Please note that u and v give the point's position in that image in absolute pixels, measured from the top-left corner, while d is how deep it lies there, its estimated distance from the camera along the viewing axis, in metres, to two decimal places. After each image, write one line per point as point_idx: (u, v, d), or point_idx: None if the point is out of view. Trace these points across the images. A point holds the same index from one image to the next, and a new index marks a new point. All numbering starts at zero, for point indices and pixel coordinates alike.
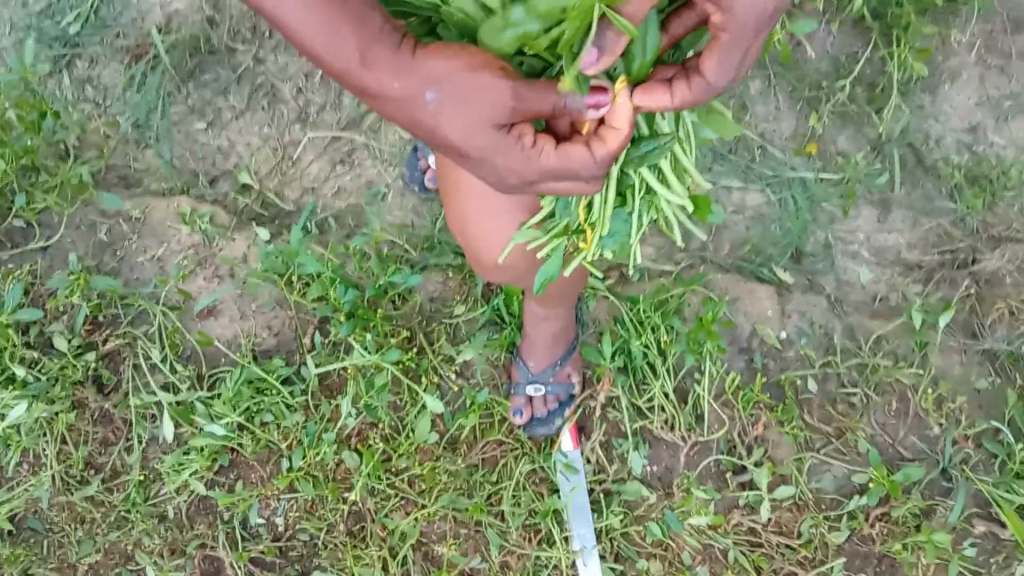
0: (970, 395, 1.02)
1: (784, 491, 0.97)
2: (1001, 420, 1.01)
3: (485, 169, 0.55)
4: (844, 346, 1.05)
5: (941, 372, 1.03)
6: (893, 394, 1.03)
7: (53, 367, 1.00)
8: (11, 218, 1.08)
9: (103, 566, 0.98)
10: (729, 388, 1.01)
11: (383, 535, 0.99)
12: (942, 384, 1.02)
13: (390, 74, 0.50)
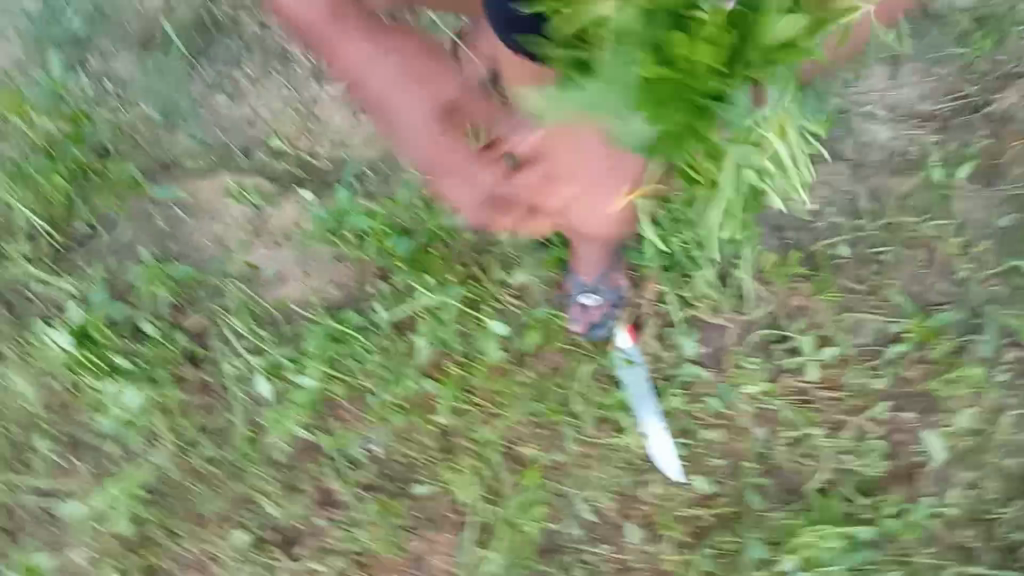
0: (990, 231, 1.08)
1: (829, 350, 1.08)
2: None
3: (501, 133, 0.81)
4: (871, 208, 1.12)
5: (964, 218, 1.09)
6: (921, 244, 1.10)
7: (150, 351, 1.11)
8: (75, 223, 1.17)
9: (230, 512, 1.07)
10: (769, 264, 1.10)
11: (471, 447, 1.09)
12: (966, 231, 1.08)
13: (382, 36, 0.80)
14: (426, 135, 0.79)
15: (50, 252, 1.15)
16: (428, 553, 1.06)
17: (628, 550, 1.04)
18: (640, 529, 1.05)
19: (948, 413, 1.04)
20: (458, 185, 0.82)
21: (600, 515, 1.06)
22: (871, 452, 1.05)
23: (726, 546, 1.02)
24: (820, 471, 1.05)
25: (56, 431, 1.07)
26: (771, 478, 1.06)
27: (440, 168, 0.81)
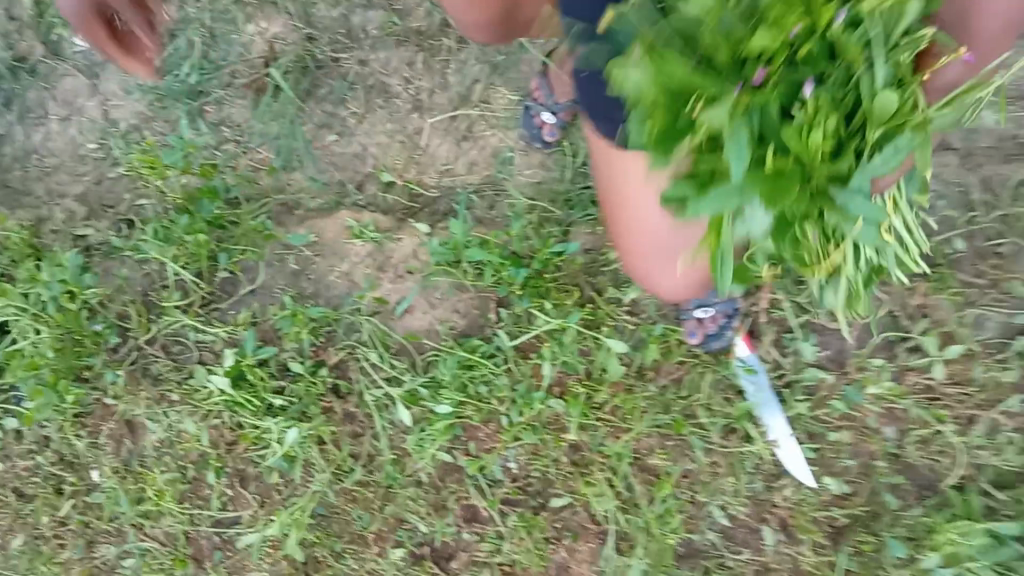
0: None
1: (952, 351, 1.09)
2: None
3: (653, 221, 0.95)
4: (984, 199, 1.12)
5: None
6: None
7: (300, 389, 1.20)
8: (218, 273, 1.26)
9: (385, 531, 1.19)
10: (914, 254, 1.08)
11: (603, 460, 1.16)
12: None
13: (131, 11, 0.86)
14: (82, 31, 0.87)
15: (199, 302, 1.25)
16: (572, 560, 1.16)
17: (763, 551, 1.12)
18: (776, 532, 1.11)
19: None
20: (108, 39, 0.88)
21: (733, 519, 1.13)
22: (1005, 445, 1.08)
23: (860, 539, 1.09)
24: (953, 469, 1.09)
25: (227, 465, 1.21)
26: (902, 476, 1.10)
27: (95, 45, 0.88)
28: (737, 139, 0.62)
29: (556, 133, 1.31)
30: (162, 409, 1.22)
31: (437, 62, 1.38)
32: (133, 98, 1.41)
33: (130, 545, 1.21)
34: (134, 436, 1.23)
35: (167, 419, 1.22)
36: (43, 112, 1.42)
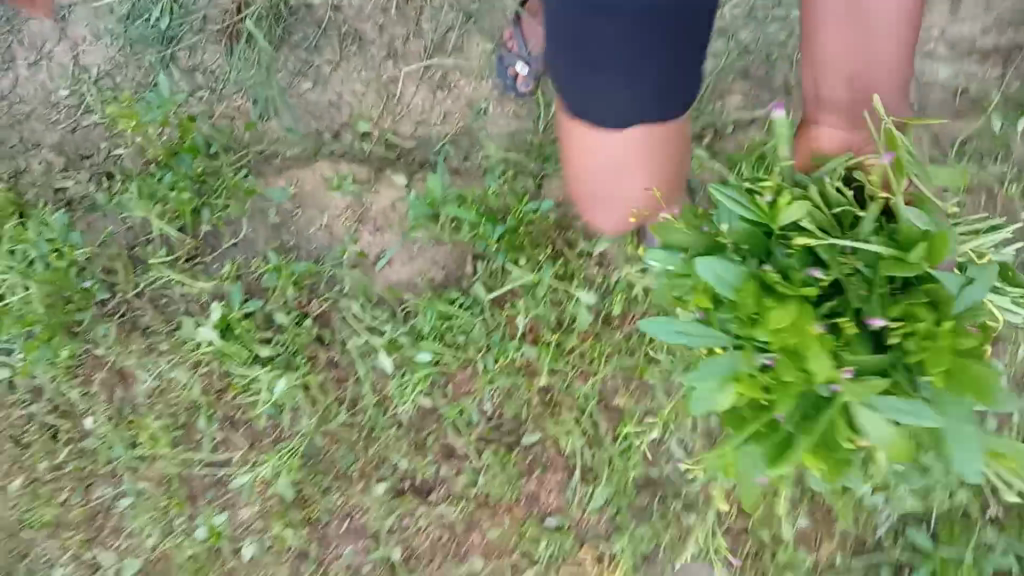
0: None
1: None
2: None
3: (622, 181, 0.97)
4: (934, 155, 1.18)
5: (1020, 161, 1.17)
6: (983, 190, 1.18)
7: (287, 339, 1.26)
8: (202, 226, 1.31)
9: (369, 469, 1.27)
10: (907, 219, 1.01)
11: (571, 402, 1.24)
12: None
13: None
14: None
15: (184, 257, 1.30)
16: (541, 492, 1.25)
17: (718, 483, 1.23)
18: None
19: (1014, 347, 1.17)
20: None
21: (691, 454, 1.22)
22: None
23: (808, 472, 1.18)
24: None
25: (217, 411, 1.28)
26: (906, 466, 1.01)
27: None
28: (890, 406, 0.66)
29: (529, 84, 1.31)
30: (152, 358, 1.28)
31: (412, 9, 1.37)
32: (104, 44, 1.41)
33: (126, 486, 1.28)
34: (125, 385, 1.30)
35: (157, 368, 1.28)
36: (12, 57, 1.42)
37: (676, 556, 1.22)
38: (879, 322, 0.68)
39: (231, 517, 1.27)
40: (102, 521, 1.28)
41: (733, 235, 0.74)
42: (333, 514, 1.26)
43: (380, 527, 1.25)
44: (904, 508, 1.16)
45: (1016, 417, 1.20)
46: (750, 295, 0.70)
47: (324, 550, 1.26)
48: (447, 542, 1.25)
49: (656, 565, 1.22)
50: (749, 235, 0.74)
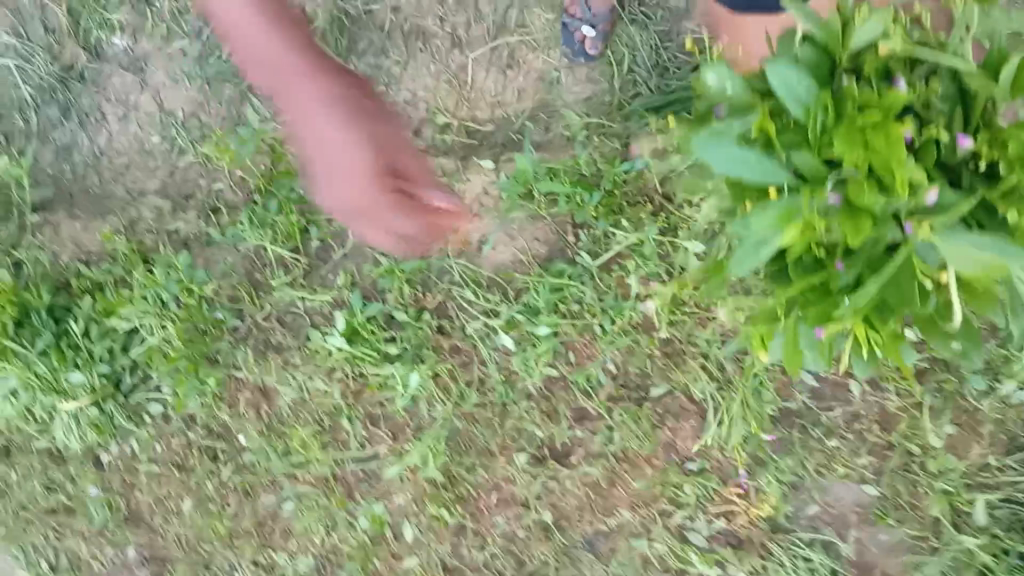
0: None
1: None
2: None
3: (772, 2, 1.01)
4: None
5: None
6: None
7: (411, 335, 1.32)
8: (311, 242, 1.37)
9: (509, 441, 1.35)
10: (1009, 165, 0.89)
11: (695, 349, 1.31)
12: None
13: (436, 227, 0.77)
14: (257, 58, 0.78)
15: (301, 275, 1.37)
16: (677, 439, 1.34)
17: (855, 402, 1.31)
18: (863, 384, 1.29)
19: None
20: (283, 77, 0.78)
21: (821, 380, 1.29)
22: None
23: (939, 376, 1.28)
24: None
25: (358, 411, 1.37)
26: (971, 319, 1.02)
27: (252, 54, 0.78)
28: (969, 240, 0.73)
29: (597, 46, 1.31)
30: (288, 371, 1.37)
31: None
32: (183, 86, 1.46)
33: (287, 491, 1.38)
34: (270, 400, 1.40)
35: (296, 379, 1.37)
36: (102, 113, 1.48)
37: (821, 478, 1.31)
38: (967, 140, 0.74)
39: (387, 504, 1.38)
40: (271, 525, 1.39)
41: (805, 61, 0.80)
42: (481, 489, 1.36)
43: (528, 493, 1.35)
44: None
45: None
46: (822, 114, 0.77)
47: (480, 521, 1.36)
48: (592, 497, 1.35)
49: (801, 489, 1.32)
50: (813, 65, 0.80)
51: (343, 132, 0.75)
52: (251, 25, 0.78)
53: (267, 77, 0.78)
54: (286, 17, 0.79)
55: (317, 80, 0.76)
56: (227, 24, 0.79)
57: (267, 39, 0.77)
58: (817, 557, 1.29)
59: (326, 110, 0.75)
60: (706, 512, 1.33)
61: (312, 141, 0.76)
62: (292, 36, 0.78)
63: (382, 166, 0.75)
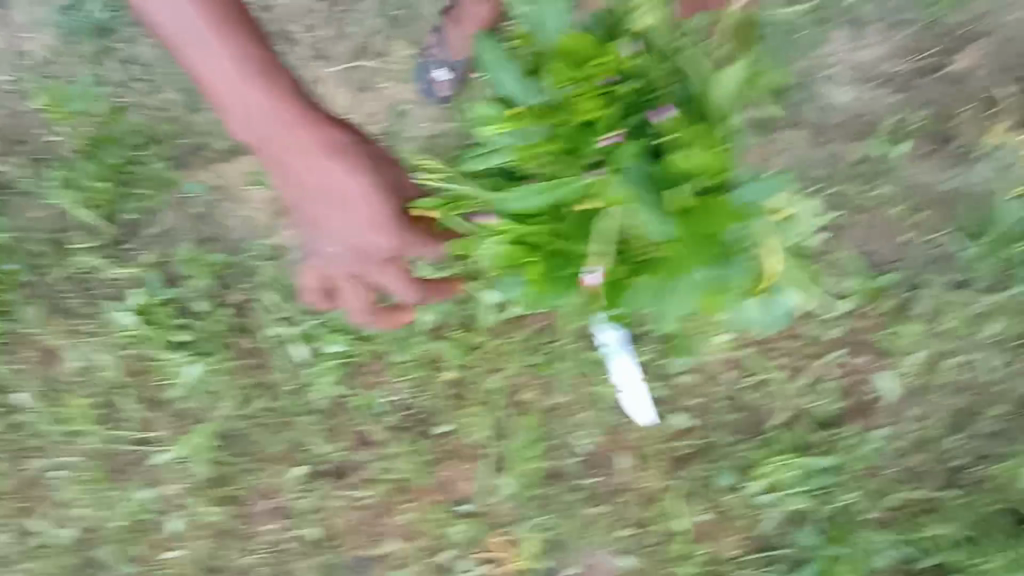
0: (935, 195, 1.25)
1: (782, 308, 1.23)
2: (959, 223, 1.24)
3: None
4: (832, 174, 1.26)
5: (907, 182, 1.25)
6: (871, 210, 1.26)
7: (202, 326, 1.33)
8: (125, 213, 1.37)
9: (288, 452, 1.35)
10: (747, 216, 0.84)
11: (479, 394, 1.32)
12: (915, 193, 1.25)
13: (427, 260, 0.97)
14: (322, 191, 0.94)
15: (109, 243, 1.36)
16: (454, 480, 1.34)
17: (617, 475, 1.31)
18: (629, 459, 1.31)
19: (888, 365, 1.27)
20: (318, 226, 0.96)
21: (593, 449, 1.31)
22: (826, 389, 1.28)
23: (706, 472, 1.29)
24: (780, 408, 1.29)
25: (139, 392, 1.36)
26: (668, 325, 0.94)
27: (279, 133, 0.94)
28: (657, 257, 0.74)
29: (448, 91, 1.34)
30: (77, 341, 1.35)
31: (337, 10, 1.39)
32: (40, 32, 1.37)
33: (58, 459, 1.35)
34: (50, 364, 1.36)
35: (83, 349, 1.35)
36: None
37: (582, 544, 1.31)
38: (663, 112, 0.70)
39: (157, 492, 1.36)
40: (31, 490, 1.36)
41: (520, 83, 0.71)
42: (254, 492, 1.36)
43: (300, 506, 1.35)
44: (789, 501, 1.26)
45: (910, 428, 1.27)
46: (540, 34, 0.77)
47: (247, 527, 1.36)
48: (365, 521, 1.35)
49: (564, 550, 1.32)
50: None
51: (354, 178, 0.93)
52: (239, 79, 0.92)
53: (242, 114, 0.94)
54: (266, 61, 0.94)
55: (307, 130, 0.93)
56: (205, 73, 0.92)
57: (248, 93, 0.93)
58: None
59: (326, 169, 0.93)
60: (474, 553, 1.33)
61: (313, 195, 0.94)
62: (271, 76, 0.94)
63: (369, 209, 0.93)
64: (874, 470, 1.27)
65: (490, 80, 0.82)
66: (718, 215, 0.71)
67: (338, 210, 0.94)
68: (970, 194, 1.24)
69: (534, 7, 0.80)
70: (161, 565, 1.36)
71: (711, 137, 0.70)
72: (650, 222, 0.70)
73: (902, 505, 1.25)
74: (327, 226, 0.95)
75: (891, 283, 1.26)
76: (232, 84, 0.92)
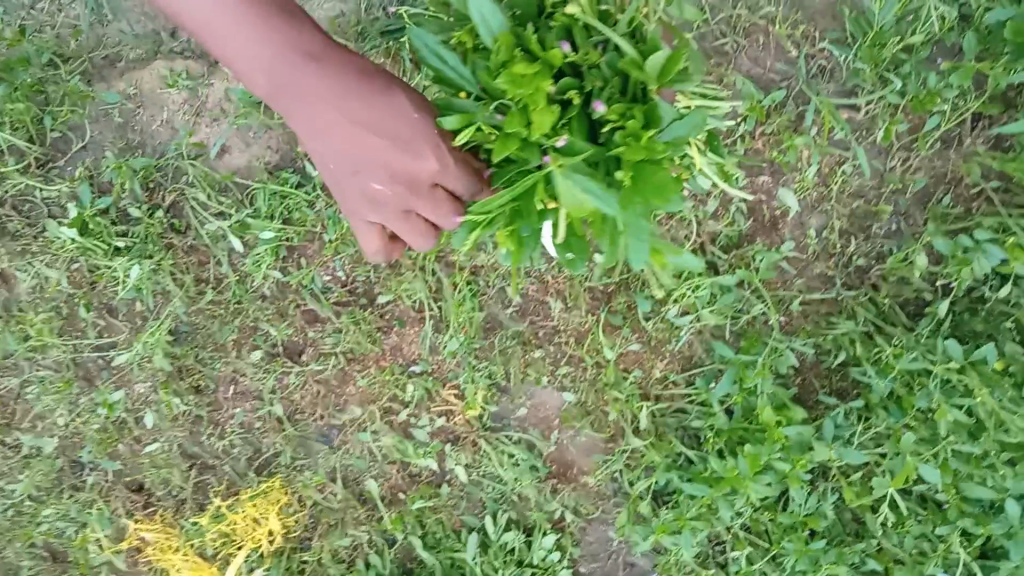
0: (813, 7, 1.30)
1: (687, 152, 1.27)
2: (843, 31, 1.29)
3: None
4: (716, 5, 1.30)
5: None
6: (757, 33, 1.31)
7: (140, 230, 1.40)
8: (49, 133, 1.40)
9: (243, 338, 1.45)
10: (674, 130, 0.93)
11: (411, 260, 1.41)
12: (796, 10, 1.29)
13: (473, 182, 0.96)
14: (368, 128, 0.92)
15: (35, 162, 1.41)
16: (402, 344, 1.45)
17: (553, 316, 1.42)
18: (559, 301, 1.41)
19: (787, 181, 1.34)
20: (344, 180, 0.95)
21: (525, 295, 1.42)
22: (736, 213, 1.35)
23: (629, 301, 1.40)
24: (689, 237, 1.37)
25: (93, 300, 1.44)
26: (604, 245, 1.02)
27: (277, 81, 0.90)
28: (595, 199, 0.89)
29: None
30: (26, 260, 1.42)
31: None
32: None
33: (28, 374, 1.46)
34: (9, 285, 1.44)
35: (33, 267, 1.42)
36: None
37: (525, 385, 1.45)
38: (601, 104, 0.90)
39: (127, 392, 1.47)
40: (13, 406, 1.48)
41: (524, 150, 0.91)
42: (217, 381, 1.47)
43: (262, 388, 1.46)
44: (703, 321, 1.37)
45: (812, 237, 1.35)
46: (502, 46, 0.87)
47: (217, 413, 1.48)
48: (323, 394, 1.47)
49: (507, 392, 1.45)
50: (526, 4, 0.93)
51: (405, 110, 0.93)
52: (261, 38, 0.88)
53: (269, 81, 0.90)
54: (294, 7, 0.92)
55: (335, 76, 0.92)
56: (235, 36, 0.88)
57: (271, 49, 0.89)
58: (518, 455, 1.44)
59: (316, 120, 0.91)
60: (429, 410, 1.46)
61: (383, 125, 0.92)
62: (297, 33, 0.90)
63: (351, 185, 0.95)
64: (782, 281, 1.37)
65: (459, 68, 0.93)
66: (650, 186, 0.91)
67: (406, 139, 0.93)
68: (848, 2, 1.29)
69: (500, 22, 0.88)
70: (144, 456, 1.49)
71: (638, 131, 0.90)
72: (602, 203, 0.88)
73: (807, 308, 1.37)
74: (377, 156, 0.93)
75: (781, 100, 1.31)
76: (261, 45, 0.88)
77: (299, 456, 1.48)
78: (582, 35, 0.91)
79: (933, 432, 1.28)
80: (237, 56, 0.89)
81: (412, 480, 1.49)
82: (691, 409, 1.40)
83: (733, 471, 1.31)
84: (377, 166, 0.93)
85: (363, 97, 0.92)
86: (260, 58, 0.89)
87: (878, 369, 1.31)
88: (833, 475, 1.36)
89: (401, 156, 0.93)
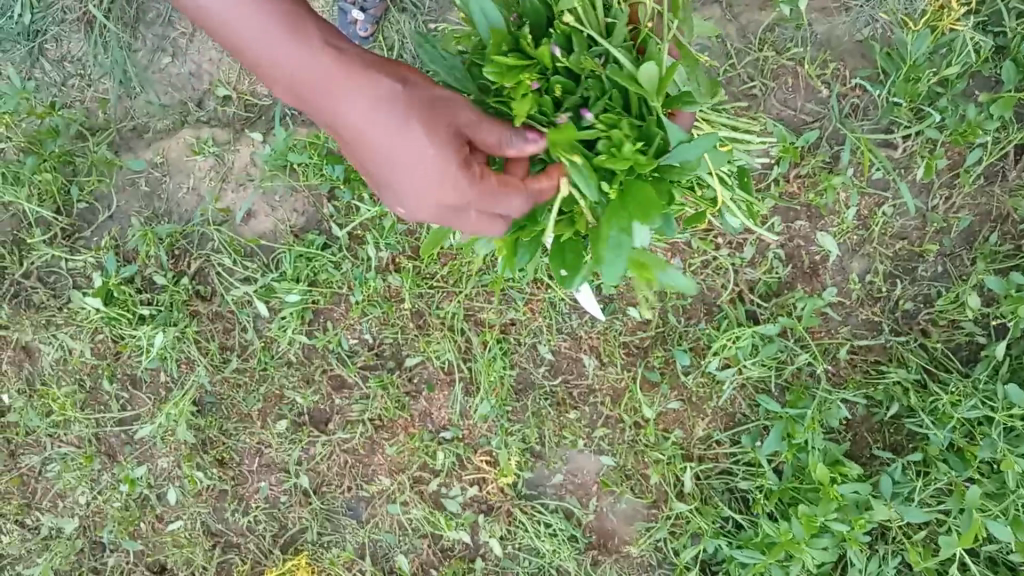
0: (843, 47, 1.28)
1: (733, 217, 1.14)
2: (874, 68, 1.27)
3: None
4: (741, 53, 1.29)
5: (813, 40, 1.28)
6: (785, 75, 1.29)
7: (166, 298, 1.38)
8: (76, 205, 1.41)
9: (268, 407, 1.41)
10: (680, 152, 0.85)
11: (441, 320, 1.37)
12: (824, 53, 1.28)
13: (509, 192, 0.83)
14: (440, 127, 0.79)
15: (62, 234, 1.41)
16: (431, 408, 1.40)
17: (586, 374, 1.37)
18: (593, 358, 1.36)
19: (826, 224, 1.31)
20: (412, 189, 0.81)
21: (558, 353, 1.37)
22: (773, 259, 1.32)
23: (667, 355, 1.34)
24: (726, 285, 1.33)
25: (116, 371, 1.42)
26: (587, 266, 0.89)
27: (322, 97, 0.79)
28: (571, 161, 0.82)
29: (368, 29, 1.33)
30: (51, 332, 1.41)
31: None
32: None
33: (50, 452, 1.42)
34: (33, 359, 1.43)
35: (57, 339, 1.40)
36: None
37: (560, 448, 1.38)
38: (590, 114, 0.88)
39: (149, 467, 1.43)
40: (34, 485, 1.44)
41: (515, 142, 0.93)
42: (242, 453, 1.42)
43: (288, 459, 1.41)
44: (746, 374, 1.31)
45: (855, 282, 1.31)
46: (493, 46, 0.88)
47: (242, 487, 1.42)
48: (351, 464, 1.41)
49: (542, 457, 1.39)
50: (534, 13, 0.92)
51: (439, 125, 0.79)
52: (283, 52, 0.78)
53: (316, 104, 0.80)
54: (317, 30, 0.79)
55: (366, 94, 0.79)
56: (260, 52, 0.78)
57: (296, 63, 0.78)
58: (555, 523, 1.36)
59: (378, 123, 0.78)
60: (460, 478, 1.40)
61: (415, 144, 0.78)
62: (311, 36, 0.79)
63: (422, 186, 0.80)
64: (826, 329, 1.32)
65: (458, 68, 1.00)
66: (635, 202, 0.80)
67: (451, 100, 0.82)
68: (879, 39, 1.27)
69: (500, 19, 0.89)
70: (166, 535, 1.43)
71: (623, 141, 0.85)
72: (582, 184, 0.82)
73: (854, 358, 1.31)
74: (422, 166, 0.79)
75: (813, 142, 1.28)
76: (298, 53, 0.78)
77: (325, 531, 1.41)
78: (580, 45, 0.88)
79: (1002, 485, 1.19)
80: (285, 80, 0.79)
81: (444, 556, 1.41)
82: (737, 470, 1.33)
83: (787, 534, 1.23)
84: (428, 174, 0.79)
85: (394, 105, 0.79)
86: (289, 74, 0.78)
87: (935, 419, 1.24)
88: (894, 536, 1.26)
89: (428, 178, 0.79)
